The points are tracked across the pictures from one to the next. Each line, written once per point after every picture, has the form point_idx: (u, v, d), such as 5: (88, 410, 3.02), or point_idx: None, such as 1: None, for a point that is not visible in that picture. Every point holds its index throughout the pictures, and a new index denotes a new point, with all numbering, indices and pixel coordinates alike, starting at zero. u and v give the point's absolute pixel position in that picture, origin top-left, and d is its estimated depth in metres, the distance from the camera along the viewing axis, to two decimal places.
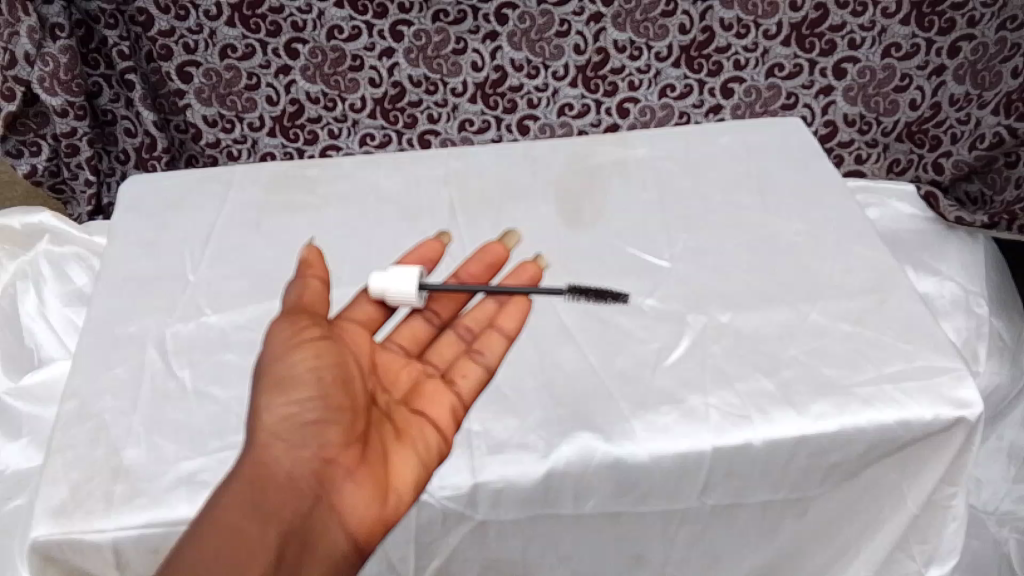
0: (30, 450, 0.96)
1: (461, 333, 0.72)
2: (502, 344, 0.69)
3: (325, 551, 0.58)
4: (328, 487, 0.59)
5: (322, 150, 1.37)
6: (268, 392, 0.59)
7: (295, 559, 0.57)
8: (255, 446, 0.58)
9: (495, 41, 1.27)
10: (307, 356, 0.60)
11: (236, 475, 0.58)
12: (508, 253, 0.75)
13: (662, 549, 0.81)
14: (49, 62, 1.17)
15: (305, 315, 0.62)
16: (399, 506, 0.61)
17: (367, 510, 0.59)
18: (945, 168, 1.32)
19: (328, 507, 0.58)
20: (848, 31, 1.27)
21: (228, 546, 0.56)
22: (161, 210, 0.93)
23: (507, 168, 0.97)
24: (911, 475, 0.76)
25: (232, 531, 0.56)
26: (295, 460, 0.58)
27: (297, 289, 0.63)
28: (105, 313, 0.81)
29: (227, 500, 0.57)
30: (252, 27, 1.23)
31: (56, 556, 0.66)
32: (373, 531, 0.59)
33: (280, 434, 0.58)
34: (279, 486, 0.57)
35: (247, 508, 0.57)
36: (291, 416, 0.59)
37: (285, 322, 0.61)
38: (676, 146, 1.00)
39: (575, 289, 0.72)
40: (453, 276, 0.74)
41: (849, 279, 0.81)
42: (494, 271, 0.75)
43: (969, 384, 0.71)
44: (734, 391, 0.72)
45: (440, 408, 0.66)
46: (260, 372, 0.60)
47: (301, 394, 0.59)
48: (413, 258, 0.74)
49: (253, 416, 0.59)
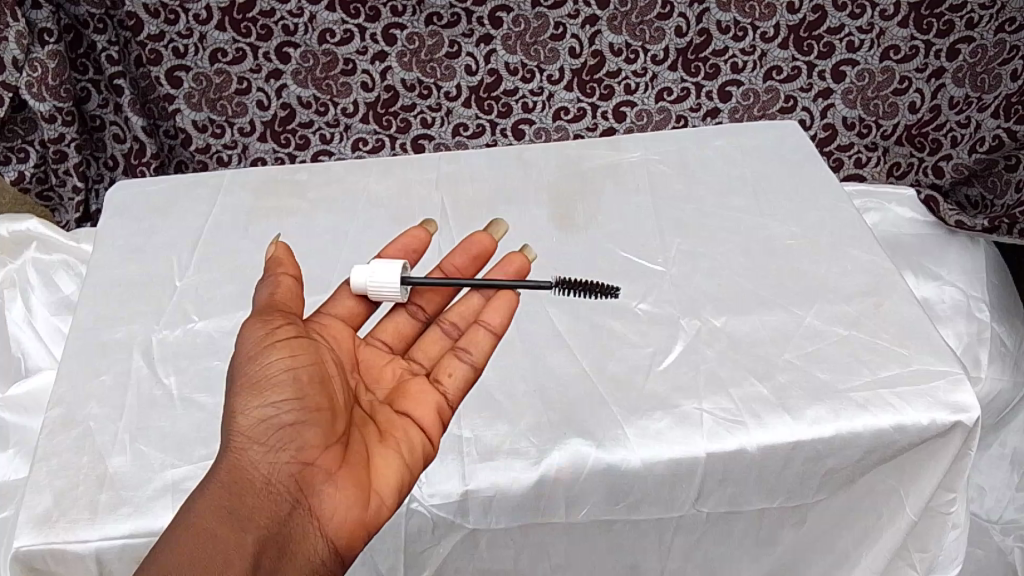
0: (18, 462, 0.94)
1: (445, 328, 0.72)
2: (488, 342, 0.68)
3: (305, 556, 0.57)
4: (307, 490, 0.58)
5: (314, 155, 1.35)
6: (242, 393, 0.58)
7: (273, 564, 0.56)
8: (231, 450, 0.57)
9: (489, 45, 1.28)
10: (282, 356, 0.59)
11: (213, 479, 0.57)
12: (495, 245, 0.76)
13: (658, 557, 0.80)
14: (37, 67, 1.17)
15: (279, 315, 0.61)
16: (382, 510, 0.60)
17: (347, 513, 0.58)
18: (945, 171, 1.30)
19: (308, 511, 0.57)
20: (846, 33, 1.26)
21: (203, 555, 0.55)
22: (150, 215, 0.92)
23: (500, 171, 0.96)
24: (909, 480, 0.74)
25: (208, 538, 0.55)
26: (272, 464, 0.57)
27: (269, 286, 0.63)
28: (93, 318, 0.80)
29: (203, 505, 0.56)
30: (242, 31, 1.24)
31: (39, 567, 0.65)
32: (354, 535, 0.58)
33: (256, 438, 0.57)
34: (256, 491, 0.56)
35: (223, 514, 0.56)
36: (266, 418, 0.58)
37: (258, 322, 0.61)
38: (672, 148, 0.98)
39: (564, 281, 0.72)
40: (438, 268, 0.75)
41: (845, 282, 0.80)
42: (479, 264, 0.75)
43: (967, 388, 0.70)
44: (730, 396, 0.71)
45: (424, 408, 0.65)
46: (235, 373, 0.60)
47: (276, 394, 0.58)
48: (396, 249, 0.74)
49: (227, 419, 0.58)
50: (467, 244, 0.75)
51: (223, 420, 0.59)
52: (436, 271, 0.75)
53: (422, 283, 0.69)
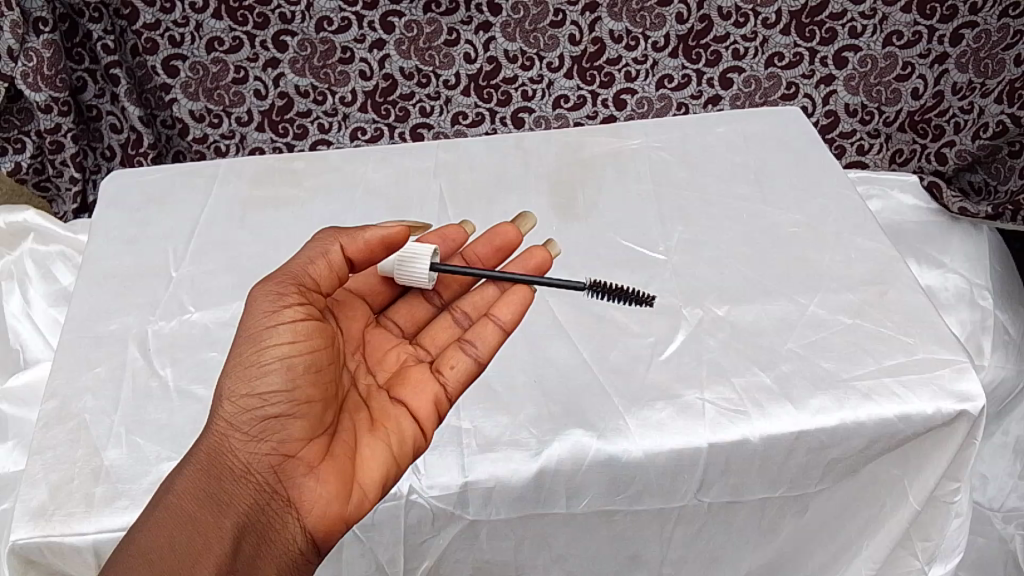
0: (17, 453, 0.94)
1: (458, 317, 0.71)
2: (496, 337, 0.66)
3: (280, 549, 0.57)
4: (287, 481, 0.57)
5: (312, 145, 1.34)
6: (233, 376, 0.58)
7: (250, 552, 0.57)
8: (215, 432, 0.57)
9: (489, 32, 1.27)
10: (279, 344, 0.59)
11: (194, 462, 0.58)
12: (520, 238, 0.75)
13: (660, 548, 0.79)
14: (32, 57, 1.17)
15: (294, 296, 0.61)
16: (363, 503, 0.59)
17: (326, 508, 0.57)
18: (948, 158, 1.27)
19: (286, 503, 0.57)
20: (848, 19, 1.25)
21: (181, 541, 0.56)
22: (144, 206, 0.91)
23: (499, 161, 0.95)
24: (914, 469, 0.73)
25: (183, 520, 0.56)
26: (251, 453, 0.57)
27: (315, 255, 0.63)
28: (86, 311, 0.79)
29: (182, 487, 0.57)
30: (239, 19, 1.23)
31: (36, 559, 0.65)
32: (332, 529, 0.57)
33: (241, 426, 0.57)
34: (236, 480, 0.57)
35: (201, 499, 0.57)
36: (252, 406, 0.57)
37: (267, 302, 0.60)
38: (673, 136, 0.97)
39: (595, 284, 0.70)
40: (459, 255, 0.74)
41: (848, 272, 0.79)
42: (502, 256, 0.74)
43: (971, 377, 0.69)
44: (732, 385, 0.71)
45: (421, 398, 0.63)
46: (231, 355, 0.60)
47: (266, 382, 0.58)
48: (434, 235, 0.72)
49: (216, 399, 0.58)
50: (491, 235, 0.74)
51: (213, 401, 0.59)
52: (459, 257, 0.73)
53: (449, 270, 0.67)
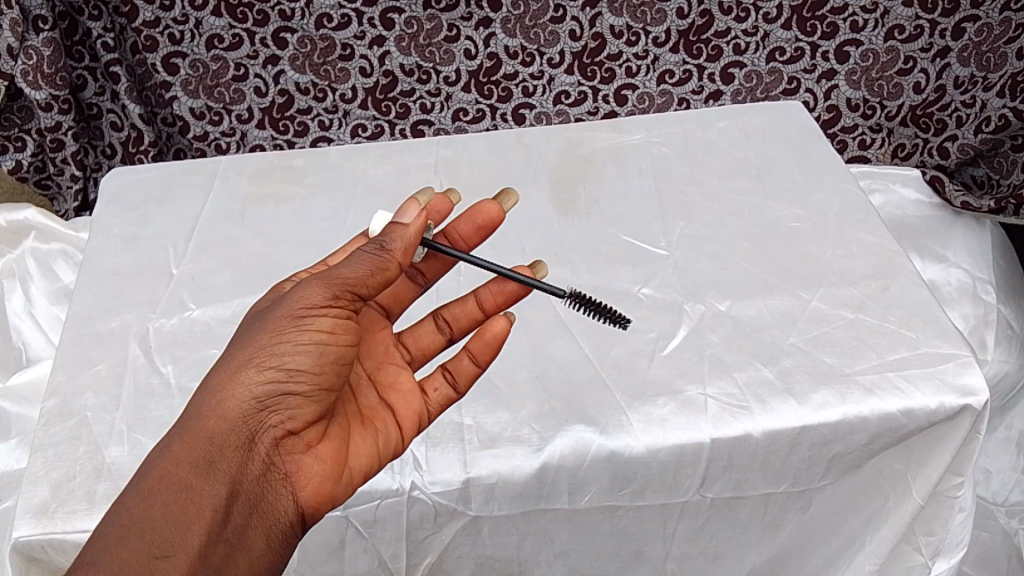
0: (19, 451, 0.95)
1: (440, 325, 0.70)
2: (471, 372, 0.67)
3: (269, 521, 0.56)
4: (286, 457, 0.58)
5: (312, 142, 1.34)
6: (258, 348, 0.57)
7: (239, 524, 0.56)
8: (228, 400, 0.55)
9: (489, 28, 1.26)
10: (315, 330, 0.57)
11: (196, 426, 0.55)
12: (502, 215, 0.72)
13: (663, 544, 0.79)
14: (32, 55, 1.17)
15: (345, 296, 0.58)
16: (348, 487, 0.61)
17: (320, 486, 0.59)
18: (951, 152, 1.26)
19: (282, 478, 0.57)
20: (850, 13, 1.25)
21: (173, 507, 0.53)
22: (144, 203, 0.91)
23: (500, 156, 0.95)
24: (917, 464, 0.73)
25: (181, 487, 0.54)
26: (259, 426, 0.56)
27: (366, 263, 0.58)
28: (88, 308, 0.79)
29: (179, 450, 0.54)
30: (239, 16, 1.23)
31: (39, 556, 0.65)
32: (320, 507, 0.59)
33: (258, 401, 0.56)
34: (238, 450, 0.55)
35: (200, 466, 0.54)
36: (275, 383, 0.56)
37: (314, 288, 0.58)
38: (673, 130, 0.97)
39: (575, 292, 0.65)
40: (443, 233, 0.73)
41: (851, 266, 0.79)
42: (487, 232, 0.73)
43: (975, 371, 0.69)
44: (734, 380, 0.70)
45: (409, 408, 0.65)
46: (259, 328, 0.58)
47: (295, 363, 0.56)
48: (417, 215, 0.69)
49: (235, 366, 0.56)
50: (473, 213, 0.72)
51: (225, 368, 0.57)
52: (442, 236, 0.73)
53: (439, 248, 0.65)
